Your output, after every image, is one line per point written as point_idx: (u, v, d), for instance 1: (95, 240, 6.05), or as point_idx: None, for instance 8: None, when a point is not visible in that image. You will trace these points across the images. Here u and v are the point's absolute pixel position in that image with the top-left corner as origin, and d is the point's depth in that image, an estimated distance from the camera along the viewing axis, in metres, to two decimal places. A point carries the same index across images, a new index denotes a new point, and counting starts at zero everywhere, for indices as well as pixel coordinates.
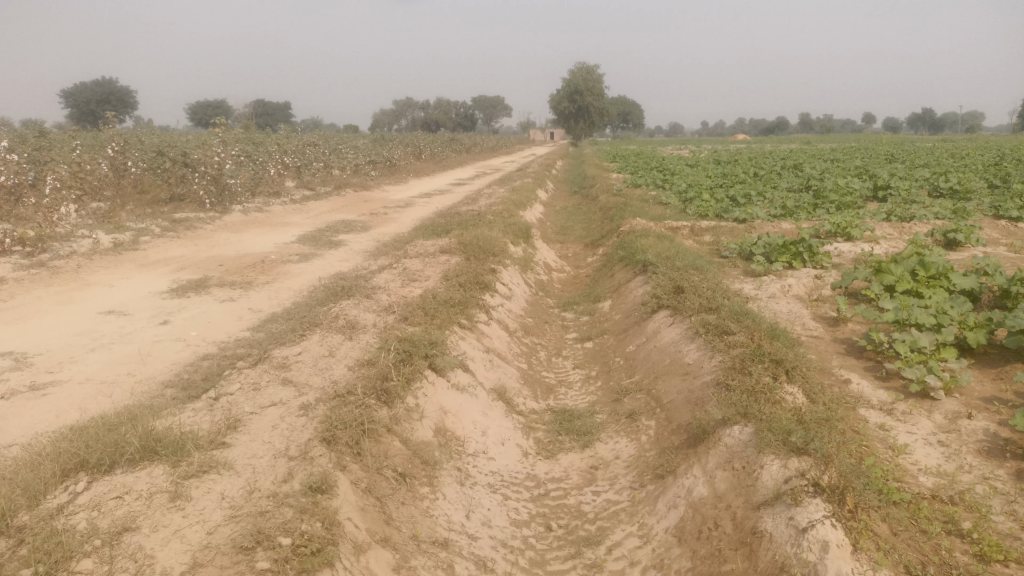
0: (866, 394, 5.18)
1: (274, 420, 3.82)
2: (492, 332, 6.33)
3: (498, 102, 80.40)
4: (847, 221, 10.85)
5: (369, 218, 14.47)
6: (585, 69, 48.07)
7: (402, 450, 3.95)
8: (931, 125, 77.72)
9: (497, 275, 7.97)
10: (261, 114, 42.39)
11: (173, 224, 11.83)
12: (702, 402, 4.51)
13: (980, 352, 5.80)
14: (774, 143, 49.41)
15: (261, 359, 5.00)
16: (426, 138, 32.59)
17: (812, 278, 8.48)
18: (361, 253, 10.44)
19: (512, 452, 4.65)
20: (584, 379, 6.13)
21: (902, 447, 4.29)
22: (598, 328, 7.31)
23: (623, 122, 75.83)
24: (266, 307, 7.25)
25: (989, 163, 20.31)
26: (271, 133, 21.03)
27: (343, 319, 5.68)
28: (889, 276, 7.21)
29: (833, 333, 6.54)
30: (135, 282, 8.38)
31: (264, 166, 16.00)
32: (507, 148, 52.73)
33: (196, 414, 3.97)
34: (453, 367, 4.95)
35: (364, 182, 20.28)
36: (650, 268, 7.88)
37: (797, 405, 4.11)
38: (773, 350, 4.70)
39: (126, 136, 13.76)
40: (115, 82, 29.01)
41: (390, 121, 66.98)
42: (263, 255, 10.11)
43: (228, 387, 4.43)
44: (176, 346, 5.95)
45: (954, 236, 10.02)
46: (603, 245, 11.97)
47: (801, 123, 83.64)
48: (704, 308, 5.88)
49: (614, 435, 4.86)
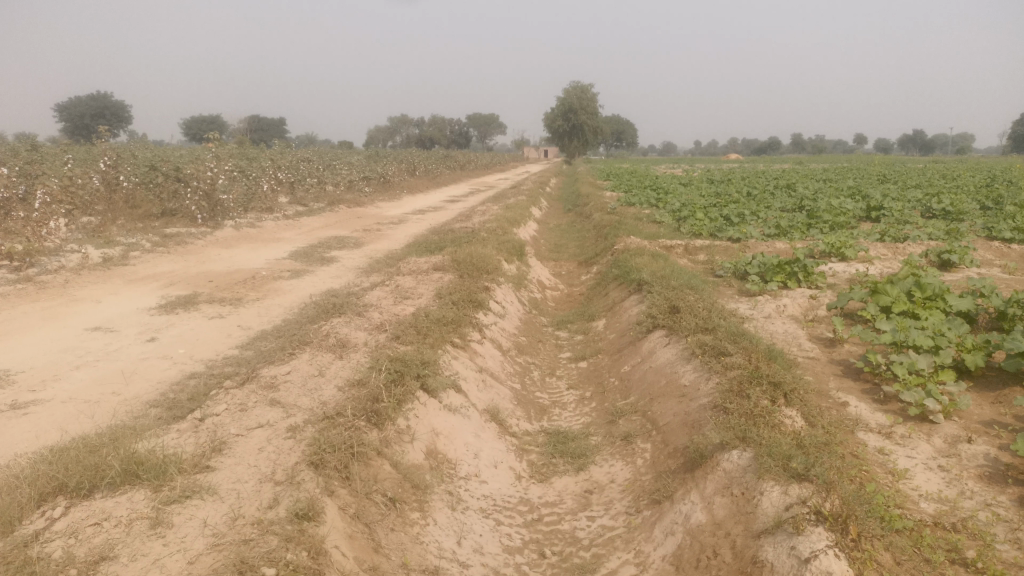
0: (864, 416, 5.10)
1: (260, 443, 3.72)
2: (485, 351, 6.24)
3: (492, 120, 80.71)
4: (841, 241, 10.82)
5: (362, 234, 14.40)
6: (579, 88, 48.29)
7: (392, 473, 3.85)
8: (922, 146, 78.35)
9: (491, 292, 7.89)
10: (255, 129, 42.41)
11: (164, 239, 11.72)
12: (699, 425, 4.43)
13: (978, 375, 5.73)
14: (766, 163, 49.66)
15: (249, 378, 4.89)
16: (420, 155, 32.62)
17: (807, 298, 8.42)
18: (353, 269, 10.36)
19: (505, 475, 4.54)
20: (578, 400, 6.03)
21: (902, 472, 4.20)
22: (592, 348, 7.22)
23: (617, 141, 76.20)
24: (256, 324, 7.15)
25: (981, 184, 20.40)
26: (265, 148, 20.96)
27: (333, 338, 5.59)
28: (885, 296, 7.16)
29: (830, 354, 6.47)
30: (123, 299, 8.27)
31: (257, 181, 15.94)
32: (501, 166, 52.85)
33: (180, 436, 3.87)
34: (445, 388, 4.86)
35: (358, 198, 20.23)
36: (645, 287, 7.82)
37: (796, 429, 4.03)
38: (770, 372, 4.62)
39: (118, 151, 13.69)
40: (109, 96, 28.96)
41: (385, 138, 67.14)
42: (254, 271, 10.01)
43: (214, 407, 4.32)
44: (162, 364, 5.84)
45: (948, 257, 10.00)
46: (597, 263, 11.91)
47: (794, 143, 84.18)
48: (700, 328, 5.80)
49: (608, 458, 4.77)
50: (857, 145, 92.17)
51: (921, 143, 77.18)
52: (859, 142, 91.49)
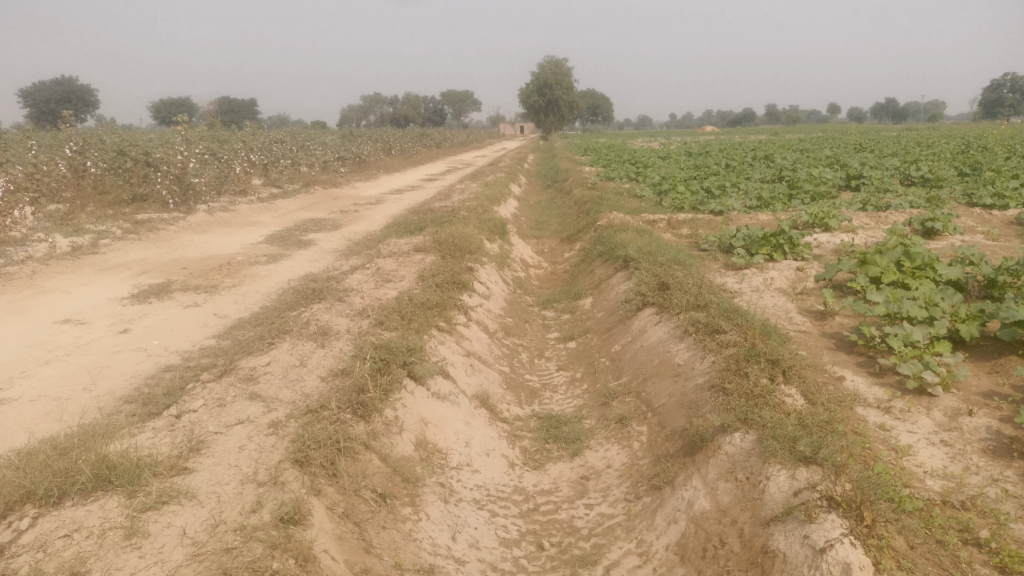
0: (862, 391, 4.99)
1: (241, 440, 3.53)
2: (472, 334, 6.06)
3: (467, 96, 79.92)
4: (825, 212, 10.73)
5: (340, 215, 14.11)
6: (554, 62, 47.84)
7: (381, 467, 3.68)
8: (894, 115, 78.81)
9: (474, 273, 7.70)
10: (225, 111, 41.60)
11: (135, 225, 11.38)
12: (697, 407, 4.29)
13: (972, 345, 5.66)
14: (741, 134, 49.67)
15: (227, 371, 4.68)
16: (395, 133, 32.16)
17: (794, 270, 8.32)
18: (332, 252, 10.12)
19: (497, 463, 4.39)
20: (568, 382, 5.88)
21: (905, 448, 4.10)
22: (580, 327, 7.07)
23: (592, 116, 75.91)
24: (233, 312, 6.92)
25: (958, 151, 20.46)
26: (237, 130, 20.51)
27: (314, 326, 5.38)
28: (874, 267, 7.06)
29: (821, 327, 6.37)
30: (93, 288, 7.98)
31: (230, 164, 15.57)
32: (477, 143, 52.38)
33: (155, 436, 3.66)
34: (433, 375, 4.68)
35: (333, 179, 19.86)
36: (632, 263, 7.66)
37: (798, 408, 3.90)
38: (768, 349, 4.49)
39: (84, 135, 13.27)
40: (75, 80, 28.27)
41: (359, 117, 66.34)
42: (229, 256, 9.74)
43: (191, 403, 4.11)
44: (136, 357, 5.61)
45: (932, 225, 9.95)
46: (580, 239, 11.75)
47: (768, 114, 84.23)
48: (692, 305, 5.66)
49: (604, 442, 4.63)
50: (831, 114, 92.49)
51: (894, 112, 77.61)
52: (833, 111, 91.74)
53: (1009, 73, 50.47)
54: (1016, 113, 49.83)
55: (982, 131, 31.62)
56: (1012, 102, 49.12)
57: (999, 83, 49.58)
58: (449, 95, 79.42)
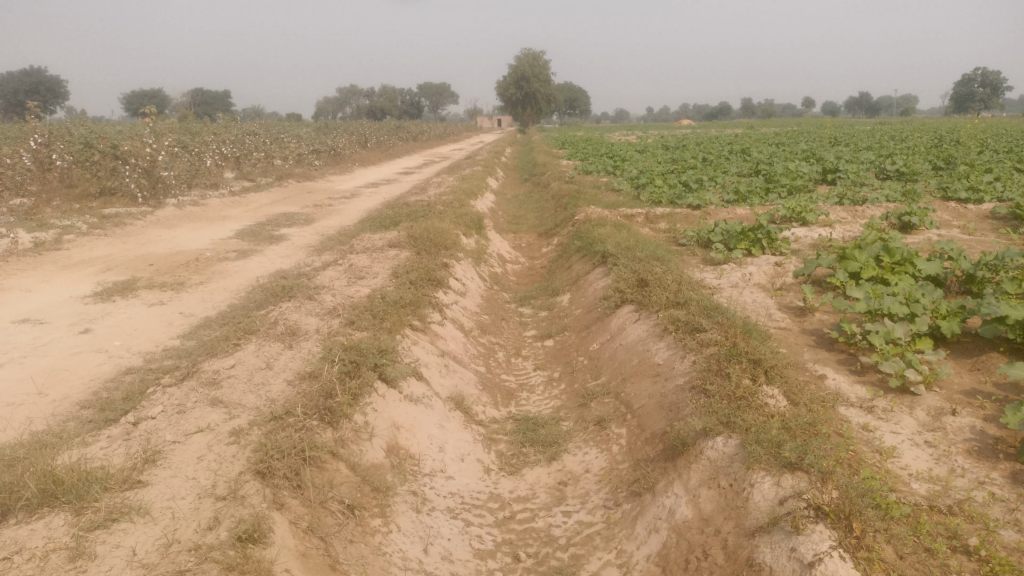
0: (844, 390, 4.89)
1: (200, 450, 3.34)
2: (447, 333, 5.91)
3: (444, 88, 79.41)
4: (802, 206, 10.68)
5: (314, 210, 13.86)
6: (531, 55, 47.64)
7: (349, 476, 3.51)
8: (867, 108, 79.63)
9: (450, 270, 7.52)
10: (199, 103, 40.94)
11: (102, 220, 11.06)
12: (677, 409, 4.17)
13: (953, 342, 5.59)
14: (716, 128, 49.85)
15: (189, 375, 4.48)
16: (370, 126, 31.78)
17: (773, 265, 8.24)
18: (304, 248, 9.89)
19: (472, 468, 4.23)
20: (546, 381, 5.74)
21: (890, 451, 4.00)
22: (558, 325, 6.94)
23: (570, 109, 75.81)
24: (200, 311, 6.69)
25: (932, 145, 20.60)
26: (209, 122, 20.11)
27: (282, 326, 5.19)
28: (854, 262, 6.98)
29: (801, 324, 6.28)
30: (55, 286, 7.70)
31: (201, 157, 15.25)
32: (454, 136, 52.08)
33: (109, 446, 3.45)
34: (406, 377, 4.52)
35: (308, 172, 19.56)
36: (610, 259, 7.54)
37: (781, 410, 3.79)
38: (749, 349, 4.37)
39: (49, 127, 12.89)
40: (44, 70, 27.61)
41: (335, 110, 65.68)
42: (198, 252, 9.48)
43: (149, 410, 3.90)
44: (96, 359, 5.38)
45: (908, 219, 9.93)
46: (557, 234, 11.62)
47: (744, 107, 84.63)
48: (671, 302, 5.54)
49: (582, 445, 4.49)
50: (805, 108, 93.27)
51: (867, 105, 78.41)
52: (808, 105, 92.42)
53: (978, 69, 51.16)
54: (985, 107, 50.46)
55: (953, 125, 31.94)
56: (982, 96, 49.71)
57: (970, 77, 50.13)
58: (425, 87, 78.89)
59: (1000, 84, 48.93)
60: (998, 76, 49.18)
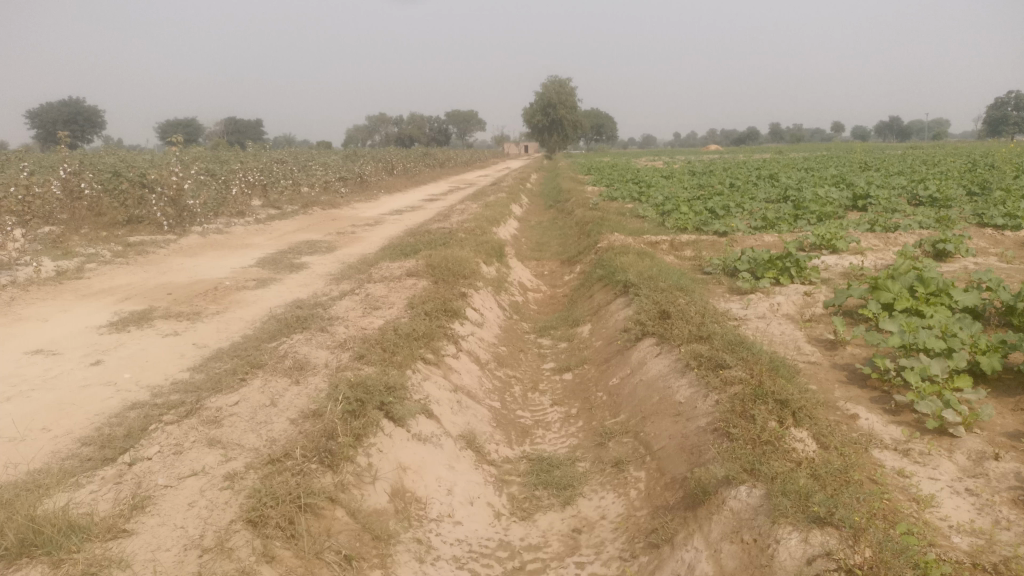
0: (878, 430, 4.62)
1: (191, 496, 3.19)
2: (461, 366, 5.73)
3: (471, 115, 79.91)
4: (832, 233, 10.40)
5: (337, 237, 13.83)
6: (558, 82, 47.79)
7: (348, 523, 3.33)
8: (899, 133, 78.71)
9: (467, 299, 7.36)
10: (230, 131, 41.58)
11: (126, 248, 11.10)
12: (699, 452, 3.94)
13: (993, 378, 5.30)
14: (743, 153, 49.42)
15: (191, 412, 4.34)
16: (397, 153, 31.96)
17: (802, 295, 7.97)
18: (324, 277, 9.81)
19: (482, 513, 4.02)
20: (563, 418, 5.53)
21: (928, 499, 3.73)
22: (577, 357, 6.73)
23: (597, 135, 75.89)
24: (213, 342, 6.58)
25: (966, 169, 20.12)
26: (237, 150, 20.31)
27: (291, 360, 5.05)
28: (887, 293, 6.72)
29: (832, 358, 6.01)
30: (73, 316, 7.67)
31: (228, 184, 15.33)
32: (480, 162, 52.30)
33: (99, 490, 3.31)
34: (415, 415, 4.34)
35: (333, 200, 19.62)
36: (632, 289, 7.33)
37: (810, 457, 3.55)
38: (775, 388, 4.14)
39: (78, 156, 13.03)
40: (82, 100, 28.18)
41: (364, 137, 66.51)
42: (217, 281, 9.43)
43: (145, 450, 3.77)
44: (104, 393, 5.27)
45: (943, 247, 9.60)
46: (580, 262, 11.44)
47: (772, 133, 84.09)
48: (694, 336, 5.31)
49: (599, 489, 4.27)
50: (835, 132, 92.50)
51: (898, 130, 77.49)
52: (837, 130, 91.61)
53: (1012, 92, 50.25)
54: (1020, 131, 49.63)
55: (987, 149, 31.28)
56: (1016, 120, 48.84)
57: (1003, 101, 49.28)
58: (453, 114, 79.57)
59: None
60: None
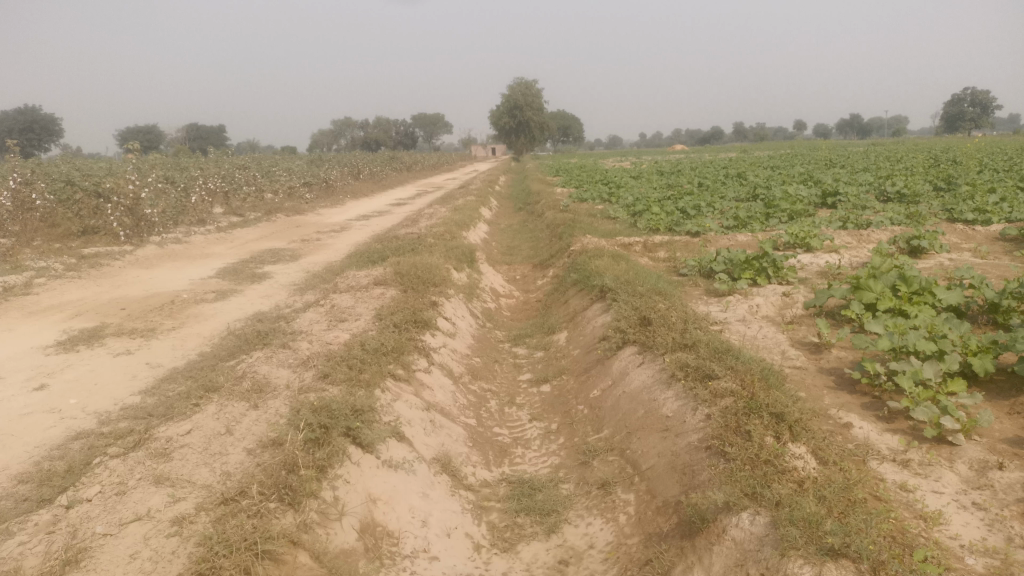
0: (874, 440, 4.39)
1: (134, 546, 2.85)
2: (433, 381, 5.42)
3: (438, 117, 79.35)
4: (806, 231, 10.25)
5: (301, 245, 13.40)
6: (524, 84, 47.68)
7: (312, 569, 3.01)
8: (860, 130, 79.90)
9: (438, 308, 7.04)
10: (192, 137, 40.85)
11: (79, 261, 10.57)
12: (692, 473, 3.67)
13: (986, 381, 5.12)
14: (709, 153, 49.57)
15: (138, 443, 3.96)
16: (362, 156, 31.48)
17: (781, 296, 7.77)
18: (289, 287, 9.42)
19: (459, 545, 3.71)
20: (543, 434, 5.23)
21: (936, 516, 3.50)
22: (555, 367, 6.44)
23: (564, 136, 75.93)
24: (168, 361, 6.17)
25: (931, 165, 20.33)
26: (198, 156, 19.72)
27: (249, 381, 4.69)
28: (869, 293, 6.53)
29: (818, 362, 5.78)
30: (17, 336, 7.18)
31: (188, 192, 14.80)
32: (448, 166, 51.86)
33: (28, 541, 2.95)
34: (385, 440, 4.01)
35: (298, 206, 19.13)
36: (609, 293, 7.07)
37: (814, 476, 3.30)
38: (769, 401, 3.88)
39: (29, 165, 12.43)
40: (39, 109, 27.33)
41: (330, 142, 65.74)
42: (175, 294, 8.98)
43: (84, 491, 3.39)
44: (46, 421, 4.85)
45: (917, 244, 9.52)
46: (552, 265, 11.18)
47: (735, 132, 84.79)
48: (678, 344, 5.05)
49: (584, 514, 3.98)
50: (797, 130, 93.55)
51: (858, 127, 78.63)
52: (800, 128, 92.75)
53: (967, 89, 51.22)
54: (976, 127, 50.51)
55: (943, 145, 31.67)
56: (972, 116, 49.73)
57: (959, 98, 50.20)
58: (420, 118, 78.97)
59: (990, 103, 48.99)
60: (988, 96, 49.06)
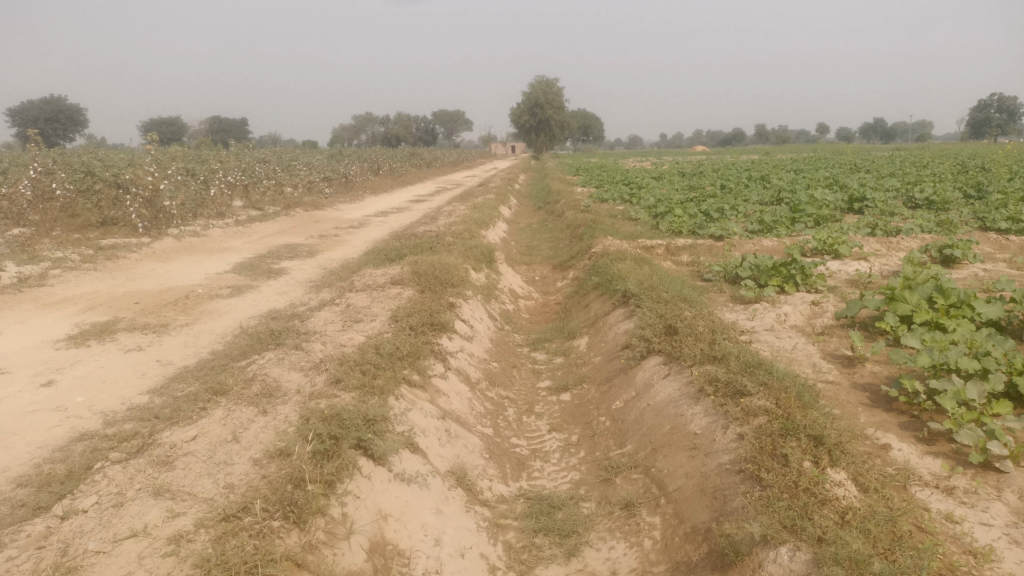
0: (914, 464, 4.13)
1: (127, 565, 2.68)
2: (449, 388, 5.22)
3: (459, 115, 79.34)
4: (835, 236, 9.93)
5: (319, 240, 13.25)
6: (545, 82, 47.43)
7: None
8: (884, 135, 78.88)
9: (456, 310, 6.85)
10: (214, 130, 41.01)
11: (96, 253, 10.46)
12: (724, 498, 3.45)
13: None
14: (729, 155, 49.03)
15: (141, 449, 3.79)
16: (382, 151, 31.37)
17: (810, 305, 7.48)
18: (305, 284, 9.25)
19: (474, 566, 3.50)
20: (563, 447, 5.02)
21: (987, 553, 3.25)
22: (575, 375, 6.23)
23: (584, 136, 75.61)
24: (179, 359, 6.02)
25: (959, 171, 19.87)
26: (218, 149, 19.67)
27: (259, 385, 4.51)
28: (904, 305, 6.23)
29: (852, 377, 5.51)
30: (29, 328, 7.06)
31: (207, 184, 14.71)
32: (467, 163, 51.65)
33: (16, 556, 2.77)
34: (398, 452, 3.82)
35: (317, 201, 19.01)
36: (632, 299, 6.83)
37: (858, 506, 3.07)
38: (806, 421, 3.64)
39: (49, 155, 12.37)
40: (65, 99, 27.46)
41: (351, 137, 65.80)
42: (189, 288, 8.85)
43: (80, 500, 3.22)
44: (50, 420, 4.70)
45: (951, 253, 9.19)
46: (573, 267, 10.95)
47: (758, 134, 84.03)
48: (706, 356, 4.81)
49: (607, 537, 3.77)
50: (820, 134, 92.52)
51: (882, 131, 77.61)
52: (823, 131, 91.73)
53: (995, 94, 50.31)
54: (1003, 133, 49.59)
55: (968, 152, 31.03)
56: (999, 122, 48.90)
57: (986, 103, 49.36)
58: (440, 115, 78.97)
59: (1018, 109, 48.08)
60: (1015, 102, 48.12)
